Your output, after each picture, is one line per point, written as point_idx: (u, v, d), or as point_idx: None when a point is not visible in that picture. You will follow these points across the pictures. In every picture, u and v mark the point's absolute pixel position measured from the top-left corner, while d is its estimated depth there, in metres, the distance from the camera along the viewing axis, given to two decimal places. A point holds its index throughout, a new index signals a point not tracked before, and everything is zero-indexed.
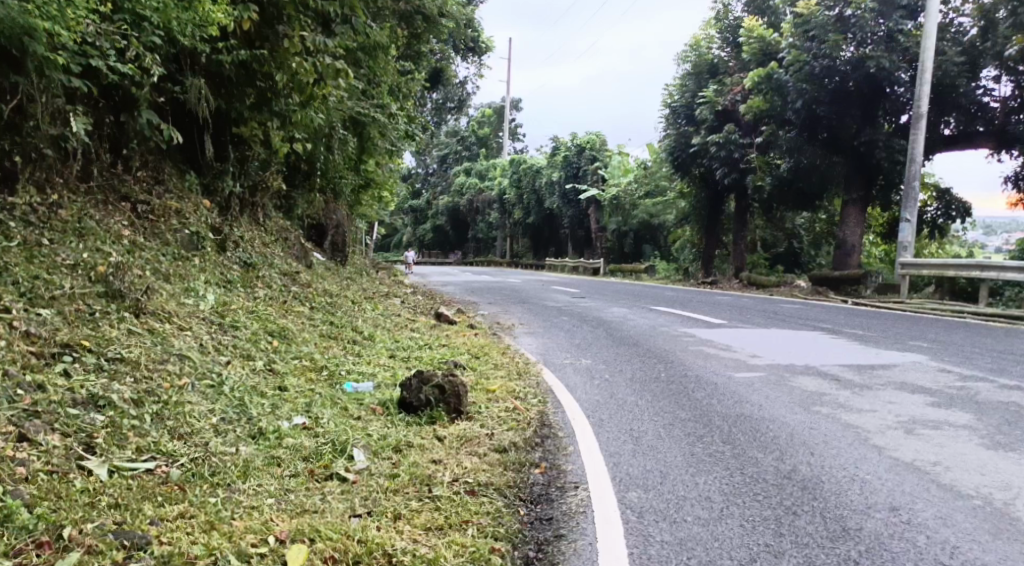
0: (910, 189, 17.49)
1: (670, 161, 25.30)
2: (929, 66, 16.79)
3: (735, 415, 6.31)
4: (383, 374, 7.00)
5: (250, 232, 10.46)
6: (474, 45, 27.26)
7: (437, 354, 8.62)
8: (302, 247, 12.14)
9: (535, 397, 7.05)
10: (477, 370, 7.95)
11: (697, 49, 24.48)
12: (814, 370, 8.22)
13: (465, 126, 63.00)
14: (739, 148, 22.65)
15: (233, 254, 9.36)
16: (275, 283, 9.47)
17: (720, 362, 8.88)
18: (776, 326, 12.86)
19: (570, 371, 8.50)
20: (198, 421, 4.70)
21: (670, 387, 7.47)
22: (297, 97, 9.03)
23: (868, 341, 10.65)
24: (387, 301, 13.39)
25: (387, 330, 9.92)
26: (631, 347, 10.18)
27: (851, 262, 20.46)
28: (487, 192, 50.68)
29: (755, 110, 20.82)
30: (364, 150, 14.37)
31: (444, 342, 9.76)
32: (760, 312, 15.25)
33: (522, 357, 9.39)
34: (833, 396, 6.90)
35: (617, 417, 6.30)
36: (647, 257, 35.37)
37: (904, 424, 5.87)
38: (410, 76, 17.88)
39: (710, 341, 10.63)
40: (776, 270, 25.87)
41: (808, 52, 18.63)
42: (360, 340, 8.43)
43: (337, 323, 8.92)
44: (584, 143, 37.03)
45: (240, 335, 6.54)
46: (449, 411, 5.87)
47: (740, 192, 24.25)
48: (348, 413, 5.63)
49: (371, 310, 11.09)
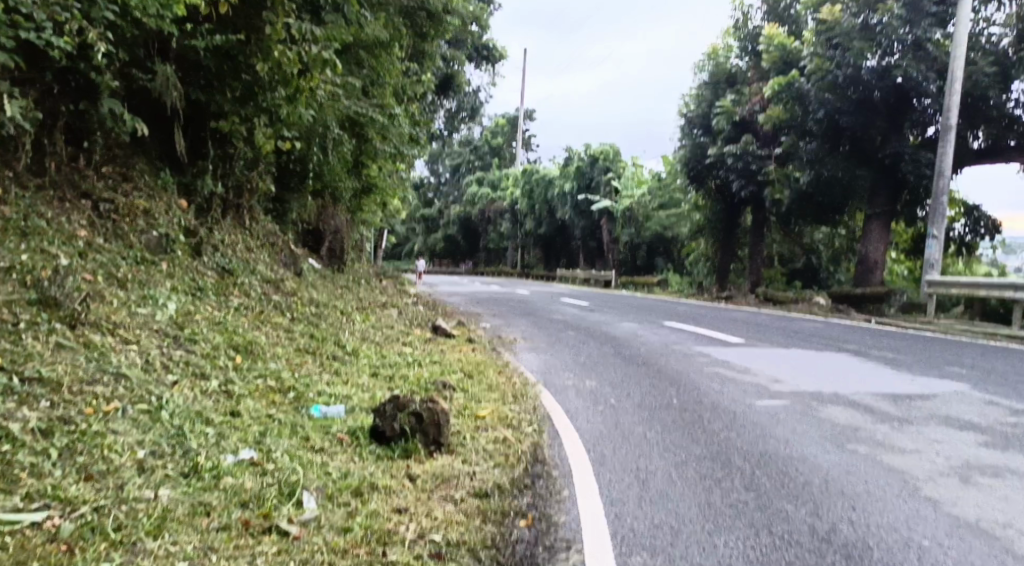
0: (939, 204, 16.66)
1: (684, 172, 24.52)
2: (959, 76, 15.99)
3: (758, 453, 5.53)
4: (359, 398, 6.23)
5: (233, 236, 9.75)
6: (486, 51, 26.65)
7: (427, 372, 7.85)
8: (292, 253, 11.44)
9: (530, 425, 6.26)
10: (468, 393, 7.17)
11: (714, 58, 23.81)
12: (844, 399, 7.42)
13: (478, 135, 62.46)
14: (757, 160, 21.94)
15: (211, 259, 8.67)
16: (255, 291, 8.77)
17: (738, 388, 8.07)
18: (796, 345, 12.05)
19: (572, 393, 7.71)
20: (118, 457, 3.94)
21: (682, 416, 6.67)
22: (285, 90, 8.35)
23: (898, 366, 9.82)
24: (382, 312, 12.67)
25: (375, 343, 9.19)
26: (640, 368, 9.38)
27: (872, 278, 19.61)
28: (499, 202, 50.05)
29: (774, 119, 20.02)
30: (362, 154, 13.69)
31: (438, 359, 9.01)
32: (778, 330, 14.43)
33: (520, 376, 8.61)
34: (869, 433, 6.10)
35: (622, 452, 5.52)
36: (659, 270, 34.55)
37: (959, 471, 5.13)
38: (416, 79, 17.21)
39: (726, 363, 9.82)
40: (793, 285, 25.00)
41: (831, 60, 17.83)
42: (343, 357, 7.69)
43: (319, 338, 8.18)
44: (598, 153, 36.37)
45: (196, 351, 5.75)
46: (427, 444, 5.10)
47: (756, 205, 23.43)
48: (308, 444, 4.86)
49: (362, 322, 10.36)
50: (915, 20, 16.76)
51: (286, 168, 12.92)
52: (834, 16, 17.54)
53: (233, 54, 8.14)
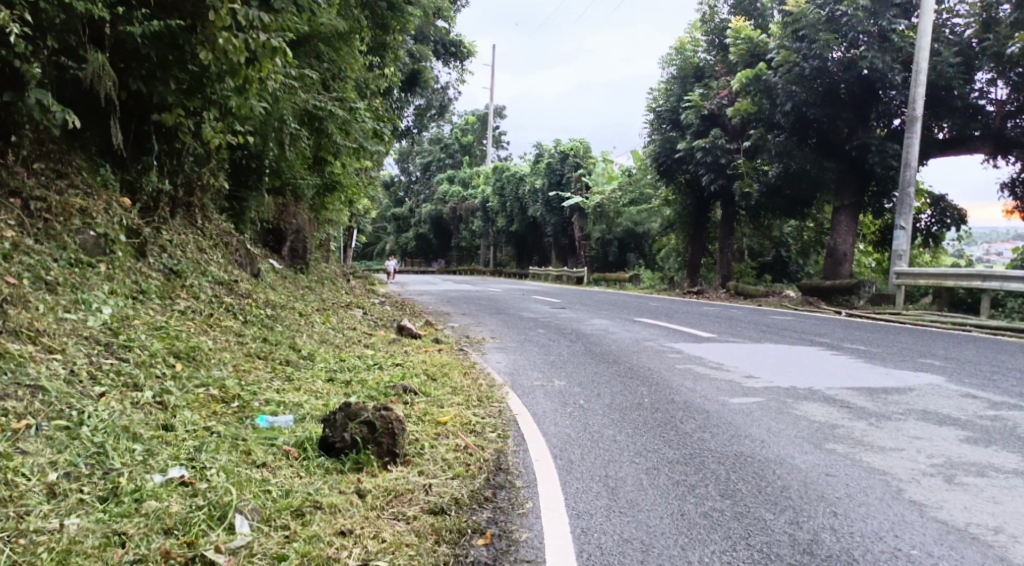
0: (905, 195, 16.54)
1: (654, 167, 24.30)
2: (925, 66, 15.88)
3: (733, 455, 5.21)
4: (311, 405, 5.82)
5: (182, 236, 9.28)
6: (453, 47, 26.26)
7: (386, 376, 7.45)
8: (249, 253, 10.97)
9: (494, 431, 5.89)
10: (429, 397, 6.79)
11: (682, 52, 23.60)
12: (820, 395, 7.13)
13: (448, 133, 62.00)
14: (726, 154, 21.76)
15: (156, 261, 8.24)
16: (205, 293, 8.33)
17: (711, 385, 7.76)
18: (769, 339, 11.80)
19: (540, 395, 7.35)
20: (25, 482, 3.56)
21: (655, 417, 6.34)
22: (232, 79, 7.96)
23: (873, 358, 9.58)
24: (345, 313, 12.23)
25: (334, 346, 8.79)
26: (611, 366, 9.06)
27: (843, 270, 19.50)
28: (470, 200, 49.62)
29: (743, 112, 19.84)
30: (321, 150, 13.21)
31: (400, 361, 8.60)
32: (751, 324, 14.20)
33: (486, 377, 8.24)
34: (848, 430, 5.81)
35: (590, 458, 5.17)
36: (631, 265, 34.35)
37: (943, 470, 4.85)
38: (377, 73, 16.76)
39: (699, 359, 9.52)
40: (765, 279, 24.91)
41: (798, 52, 17.67)
42: (295, 361, 7.26)
43: (272, 342, 7.74)
44: (568, 149, 36.13)
45: (128, 360, 5.33)
46: (381, 455, 4.70)
47: (726, 198, 23.26)
48: (248, 458, 4.46)
49: (321, 324, 9.91)
50: (880, 10, 16.61)
51: (242, 165, 12.43)
52: (800, 8, 17.37)
53: (176, 44, 7.71)
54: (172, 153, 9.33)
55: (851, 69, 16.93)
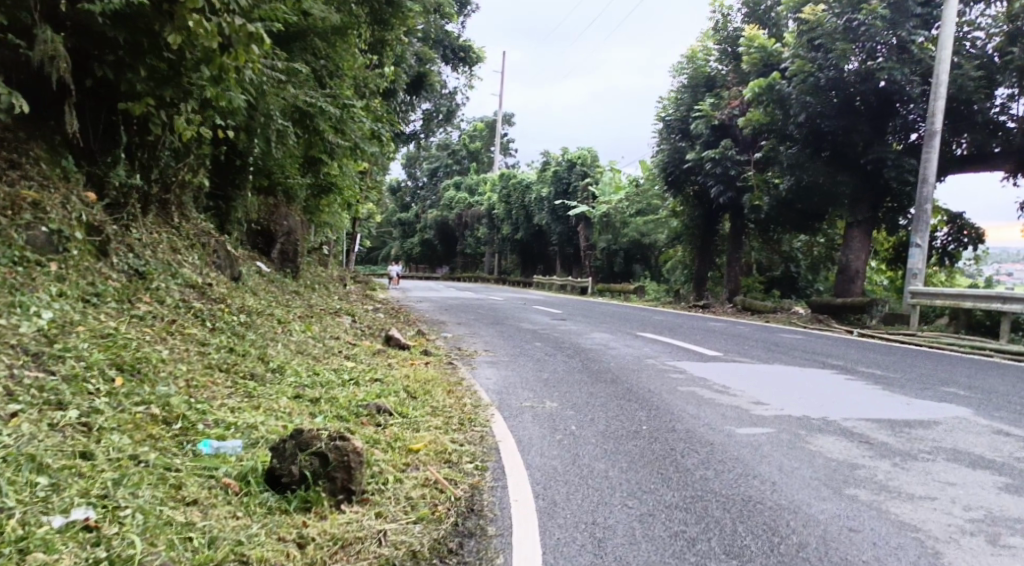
0: (921, 212, 15.92)
1: (662, 177, 23.67)
2: (944, 79, 15.28)
3: (742, 500, 4.58)
4: (269, 428, 5.19)
5: (153, 235, 8.72)
6: (463, 52, 25.72)
7: (360, 394, 6.81)
8: (229, 255, 10.36)
9: (472, 461, 5.26)
10: (404, 420, 6.16)
11: (693, 61, 23.01)
12: (836, 427, 6.51)
13: (456, 139, 61.49)
14: (735, 165, 21.13)
15: (121, 261, 7.67)
16: (172, 298, 7.75)
17: (716, 411, 7.12)
18: (778, 359, 11.16)
19: (528, 418, 6.72)
20: None
21: (652, 449, 5.71)
22: (208, 67, 7.41)
23: (889, 385, 8.92)
24: (331, 320, 11.61)
25: (311, 357, 8.18)
26: (608, 386, 8.41)
27: (853, 288, 18.81)
28: (476, 206, 49.01)
29: (754, 123, 19.24)
30: (312, 149, 12.62)
31: (381, 375, 7.95)
32: (759, 342, 13.55)
33: (472, 396, 7.60)
34: (868, 471, 5.19)
35: (578, 499, 4.54)
36: (637, 277, 33.72)
37: (981, 528, 4.24)
38: (378, 73, 16.17)
39: (703, 381, 8.87)
40: (772, 294, 24.27)
41: (813, 62, 17.04)
42: (261, 374, 6.64)
43: (239, 353, 7.13)
44: (575, 158, 35.57)
45: (58, 374, 4.73)
46: (333, 492, 4.11)
47: (735, 211, 22.61)
48: (176, 493, 3.85)
49: (301, 333, 9.29)
50: (899, 21, 15.98)
51: (229, 161, 11.85)
52: (816, 17, 16.74)
53: (150, 29, 7.18)
54: (146, 147, 8.79)
55: (867, 81, 16.31)
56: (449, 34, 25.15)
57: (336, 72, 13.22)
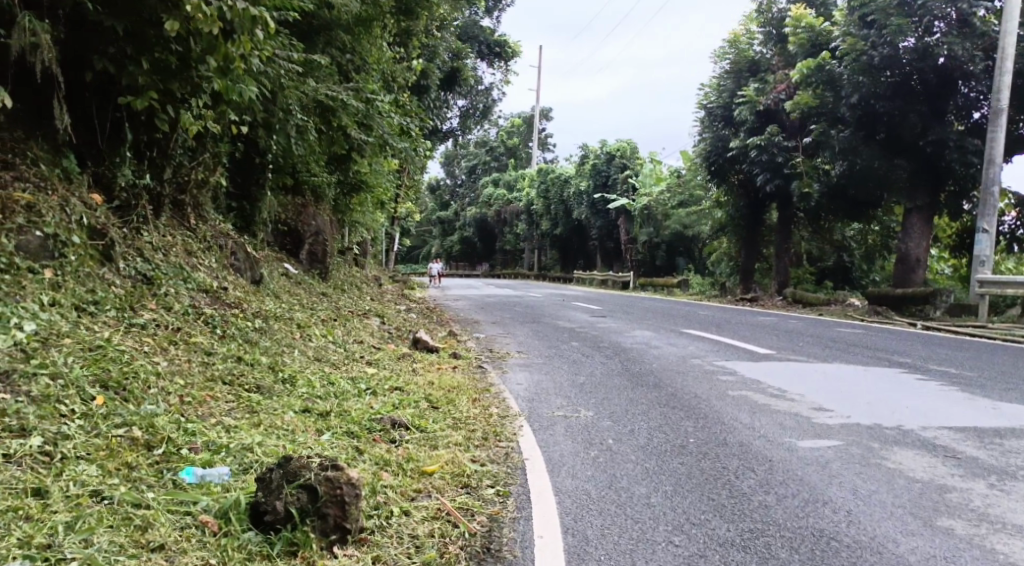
0: (988, 195, 14.85)
1: (705, 167, 22.78)
2: (1010, 55, 14.31)
3: (809, 539, 3.97)
4: (267, 449, 4.61)
5: (166, 237, 8.26)
6: (498, 46, 25.04)
7: (376, 406, 6.21)
8: (249, 256, 9.86)
9: (493, 487, 4.65)
10: (422, 436, 5.56)
11: (736, 45, 22.06)
12: (908, 439, 5.78)
13: (493, 136, 60.89)
14: (783, 152, 20.16)
15: (128, 266, 7.20)
16: (180, 303, 7.25)
17: (771, 420, 6.40)
18: (836, 357, 10.32)
19: (559, 430, 6.07)
20: None
21: (701, 470, 5.05)
22: (212, 57, 6.91)
23: (964, 385, 8.07)
24: (359, 322, 11.07)
25: (328, 364, 7.61)
26: (649, 391, 7.71)
27: (914, 278, 17.75)
28: (515, 203, 48.39)
29: (802, 107, 18.31)
30: (334, 146, 12.09)
31: (401, 384, 7.34)
32: (812, 337, 12.70)
33: (499, 405, 6.96)
34: (954, 498, 4.52)
35: (614, 537, 3.95)
36: (680, 270, 32.77)
37: None
38: (406, 65, 15.57)
39: (752, 383, 8.14)
40: (823, 286, 23.23)
41: (866, 40, 16.05)
42: (269, 386, 6.08)
43: (248, 363, 6.57)
44: (615, 150, 34.73)
45: (26, 395, 4.20)
46: (324, 533, 3.58)
47: (782, 200, 21.62)
48: (139, 537, 3.36)
49: (322, 339, 8.73)
50: None
51: (248, 159, 11.36)
52: None
53: (152, 17, 6.70)
54: (155, 145, 8.32)
55: (924, 58, 15.32)
56: (484, 28, 24.53)
57: (360, 65, 12.68)
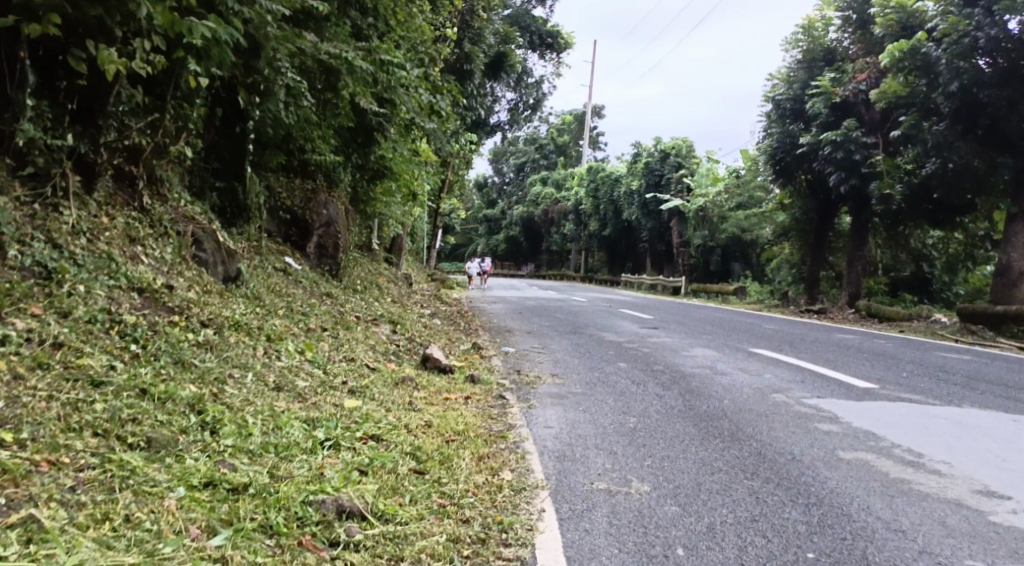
0: None
1: (770, 165, 20.26)
2: None
3: None
4: None
5: (99, 219, 6.46)
6: (550, 37, 22.88)
7: (325, 473, 4.14)
8: (221, 247, 7.94)
9: None
10: (384, 535, 3.54)
11: (810, 32, 19.40)
12: None
13: (543, 133, 58.65)
14: (862, 149, 17.55)
15: (22, 254, 5.34)
16: (90, 307, 5.33)
17: (927, 513, 4.20)
18: (963, 396, 7.95)
19: (598, 524, 3.94)
20: None
21: None
22: None
23: None
24: (360, 331, 9.09)
25: (286, 397, 5.56)
26: (727, 449, 5.48)
27: (1017, 295, 14.70)
28: (564, 202, 46.16)
29: (888, 95, 15.46)
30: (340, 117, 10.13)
31: (382, 428, 5.25)
32: (919, 364, 10.27)
33: (513, 468, 4.80)
34: None
35: None
36: (736, 277, 30.27)
37: None
38: (439, 36, 13.45)
39: (868, 438, 5.86)
40: (902, 300, 20.67)
41: (970, 19, 13.30)
42: (166, 438, 4.08)
43: (156, 398, 4.56)
44: (669, 148, 32.28)
45: None
46: None
47: (858, 203, 19.05)
48: None
49: (294, 357, 6.65)
50: None
51: (229, 129, 9.51)
52: None
53: None
54: (77, 94, 6.49)
55: None
56: (534, 17, 22.41)
57: (384, 30, 10.69)
